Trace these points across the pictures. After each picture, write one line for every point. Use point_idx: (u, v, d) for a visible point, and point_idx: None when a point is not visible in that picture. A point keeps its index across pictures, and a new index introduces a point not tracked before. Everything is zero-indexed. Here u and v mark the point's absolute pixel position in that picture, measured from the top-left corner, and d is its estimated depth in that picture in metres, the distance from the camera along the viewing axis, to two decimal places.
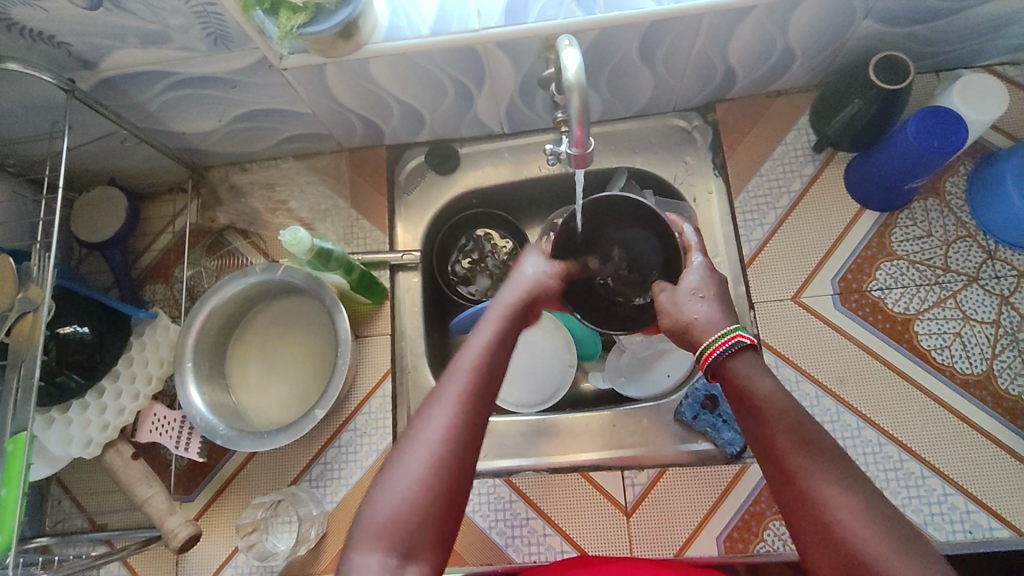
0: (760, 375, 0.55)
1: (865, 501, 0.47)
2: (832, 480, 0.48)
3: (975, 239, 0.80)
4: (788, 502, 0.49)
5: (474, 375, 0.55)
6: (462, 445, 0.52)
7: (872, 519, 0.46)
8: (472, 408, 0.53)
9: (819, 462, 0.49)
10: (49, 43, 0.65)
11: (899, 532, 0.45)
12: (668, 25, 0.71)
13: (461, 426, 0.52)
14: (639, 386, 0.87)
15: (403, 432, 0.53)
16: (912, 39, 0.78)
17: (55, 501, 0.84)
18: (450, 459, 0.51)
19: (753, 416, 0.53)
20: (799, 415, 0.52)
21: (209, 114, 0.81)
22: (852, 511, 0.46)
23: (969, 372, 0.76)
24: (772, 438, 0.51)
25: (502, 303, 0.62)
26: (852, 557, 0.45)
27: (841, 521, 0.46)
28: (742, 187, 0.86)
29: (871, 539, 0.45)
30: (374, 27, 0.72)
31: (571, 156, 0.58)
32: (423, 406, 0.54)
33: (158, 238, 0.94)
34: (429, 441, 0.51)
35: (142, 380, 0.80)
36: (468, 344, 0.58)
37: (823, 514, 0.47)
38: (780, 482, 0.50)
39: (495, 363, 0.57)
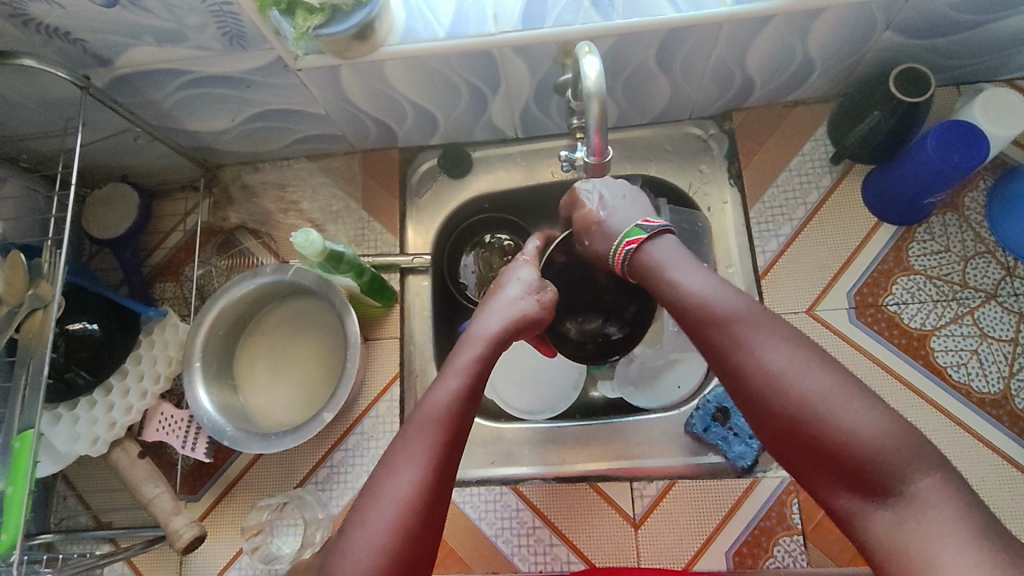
0: (683, 265, 0.59)
1: (797, 350, 0.50)
2: (761, 339, 0.51)
3: (994, 255, 0.79)
4: (729, 373, 0.52)
5: (444, 422, 0.52)
6: (428, 510, 0.48)
7: (805, 364, 0.49)
8: (438, 462, 0.50)
9: (749, 328, 0.52)
10: (65, 39, 0.65)
11: (828, 372, 0.48)
12: (686, 33, 0.71)
13: (429, 483, 0.49)
14: (650, 397, 0.86)
15: (363, 495, 0.49)
16: (934, 51, 0.77)
17: (60, 498, 0.83)
18: (421, 517, 0.48)
19: (684, 305, 0.57)
20: (722, 293, 0.55)
21: (222, 113, 0.81)
22: (787, 361, 0.49)
23: (986, 390, 0.75)
24: (703, 318, 0.55)
25: (479, 347, 0.58)
26: (791, 410, 0.48)
27: (776, 374, 0.49)
28: (758, 197, 0.85)
29: (807, 383, 0.48)
30: (390, 29, 0.71)
31: (589, 165, 0.58)
32: (386, 462, 0.50)
33: (169, 236, 0.94)
34: (395, 503, 0.47)
35: (150, 378, 0.80)
36: (437, 387, 0.54)
37: (759, 373, 0.50)
38: (719, 357, 0.53)
39: (464, 410, 0.53)
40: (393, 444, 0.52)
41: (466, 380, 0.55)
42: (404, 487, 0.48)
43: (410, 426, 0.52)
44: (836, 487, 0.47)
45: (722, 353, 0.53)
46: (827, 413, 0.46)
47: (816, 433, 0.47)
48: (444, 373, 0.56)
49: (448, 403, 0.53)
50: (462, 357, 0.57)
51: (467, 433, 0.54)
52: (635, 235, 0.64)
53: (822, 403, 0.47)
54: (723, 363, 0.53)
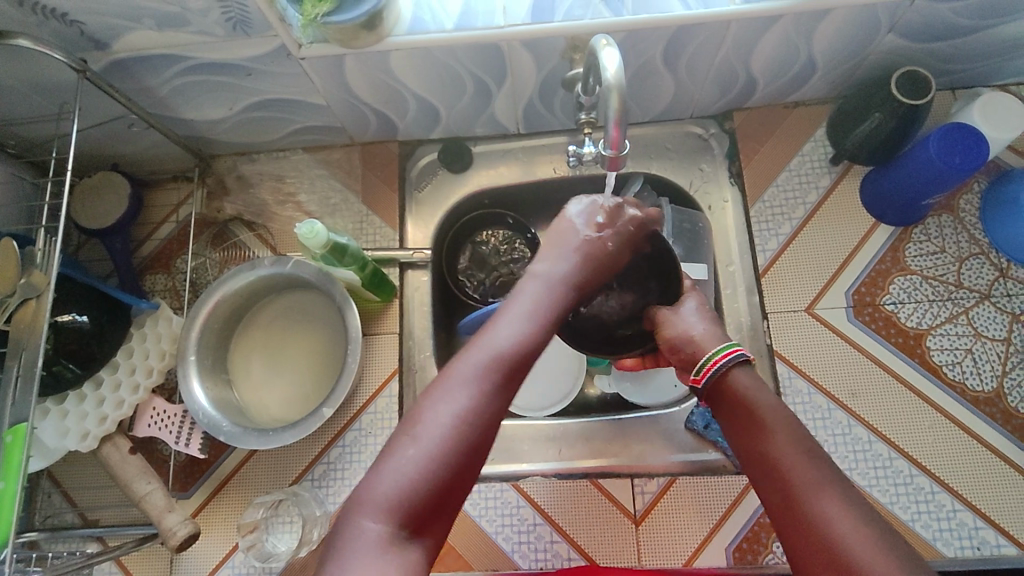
0: (766, 400, 0.57)
1: (861, 515, 0.48)
2: (839, 491, 0.49)
3: (987, 256, 0.81)
4: (785, 520, 0.50)
5: (505, 350, 0.52)
6: (474, 433, 0.48)
7: (879, 538, 0.47)
8: (490, 391, 0.50)
9: (829, 484, 0.50)
10: (62, 21, 0.63)
11: (887, 540, 0.46)
12: (694, 31, 0.71)
13: (482, 401, 0.49)
14: (648, 394, 0.86)
15: (413, 407, 0.50)
16: (933, 55, 0.79)
17: (45, 495, 0.81)
18: (469, 436, 0.48)
19: (751, 438, 0.55)
20: (802, 432, 0.54)
21: (220, 101, 0.79)
22: (852, 523, 0.47)
23: (980, 389, 0.77)
24: (769, 447, 0.53)
25: (544, 276, 0.58)
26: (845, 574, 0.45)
27: (838, 530, 0.47)
28: (759, 196, 0.86)
29: (876, 555, 0.45)
30: (397, 20, 0.71)
31: (605, 160, 0.56)
32: (437, 382, 0.51)
33: (160, 227, 0.91)
34: (443, 420, 0.48)
35: (143, 371, 0.78)
36: (499, 320, 0.55)
37: (823, 526, 0.48)
38: (778, 495, 0.51)
39: (532, 342, 0.54)
40: (451, 363, 0.52)
41: (533, 325, 0.55)
42: (456, 404, 0.49)
43: (476, 346, 0.53)
44: None
45: (783, 491, 0.51)
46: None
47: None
48: (514, 307, 0.56)
49: (515, 339, 0.53)
50: (535, 292, 0.57)
51: (527, 371, 0.53)
52: (724, 353, 0.60)
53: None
54: (779, 501, 0.51)
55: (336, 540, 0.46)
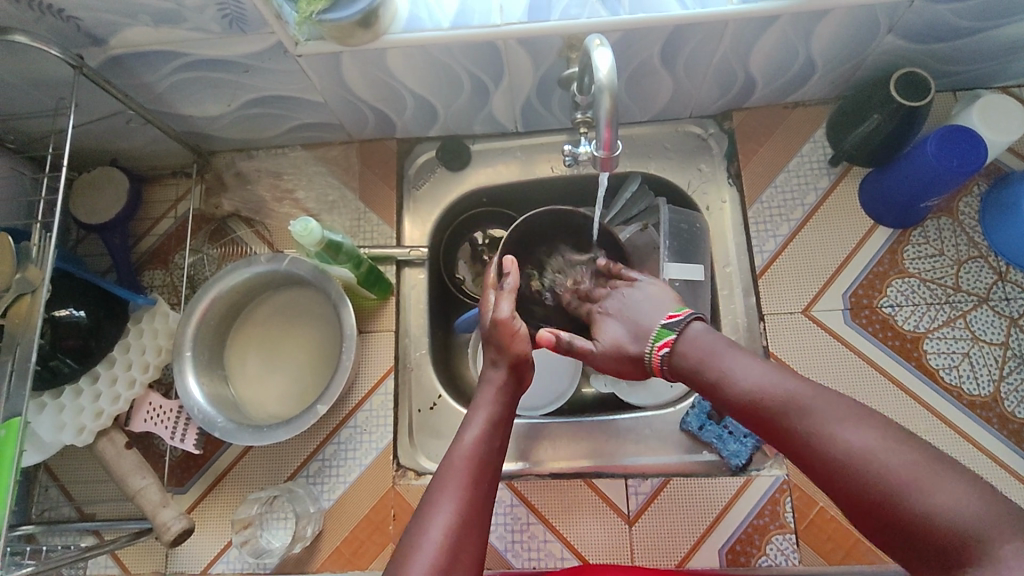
0: (726, 354, 0.59)
1: (862, 426, 0.49)
2: (827, 413, 0.51)
3: (986, 260, 0.80)
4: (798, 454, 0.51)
5: (472, 458, 0.58)
6: (463, 550, 0.52)
7: (885, 440, 0.47)
8: (469, 505, 0.55)
9: (816, 409, 0.51)
10: (58, 16, 0.63)
11: (890, 439, 0.47)
12: (692, 31, 0.70)
13: (463, 520, 0.54)
14: (643, 395, 0.86)
15: (407, 530, 0.54)
16: (934, 56, 0.78)
17: (41, 489, 0.81)
18: (458, 553, 0.52)
19: (735, 397, 0.57)
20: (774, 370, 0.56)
21: (217, 98, 0.79)
22: (852, 437, 0.48)
23: (976, 393, 0.76)
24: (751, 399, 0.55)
25: (494, 389, 0.65)
26: (868, 493, 0.46)
27: (849, 446, 0.48)
28: (757, 197, 0.85)
29: (888, 458, 0.46)
30: (393, 18, 0.70)
31: (598, 160, 0.58)
32: (423, 504, 0.55)
33: (159, 223, 0.92)
34: (434, 542, 0.52)
35: (139, 367, 0.78)
36: (464, 429, 0.61)
37: (836, 452, 0.48)
38: (786, 442, 0.53)
39: (491, 450, 0.59)
40: (430, 486, 0.57)
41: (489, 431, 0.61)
42: (439, 531, 0.52)
43: (446, 467, 0.58)
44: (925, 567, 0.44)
45: (786, 428, 0.52)
46: (912, 492, 0.45)
47: (901, 516, 0.45)
48: (470, 419, 0.62)
49: (476, 447, 0.59)
50: (485, 400, 0.64)
51: (493, 482, 0.58)
52: (664, 337, 0.64)
53: (899, 479, 0.45)
54: (787, 438, 0.52)
55: None
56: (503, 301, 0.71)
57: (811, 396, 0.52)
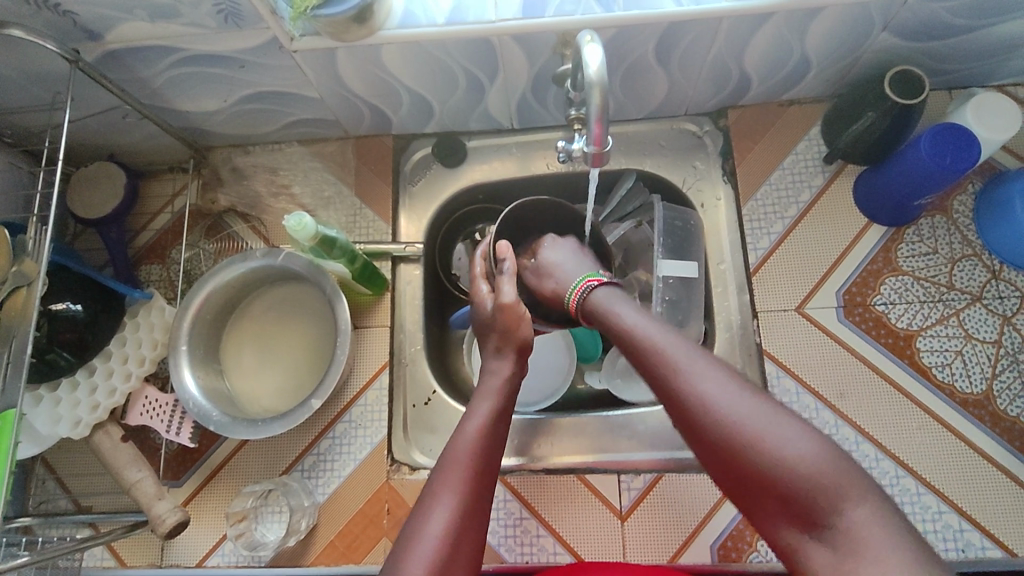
0: (629, 312, 0.60)
1: (726, 380, 0.52)
2: (700, 368, 0.53)
3: (980, 258, 0.80)
4: (664, 401, 0.54)
5: (473, 452, 0.58)
6: (462, 549, 0.52)
7: (741, 393, 0.51)
8: (469, 501, 0.55)
9: (689, 361, 0.53)
10: (54, 11, 0.63)
11: (754, 396, 0.50)
12: (686, 28, 0.70)
13: (462, 516, 0.54)
14: (637, 391, 0.86)
15: (406, 528, 0.53)
16: (928, 54, 0.78)
17: (38, 481, 0.82)
18: (456, 549, 0.52)
19: (626, 344, 0.59)
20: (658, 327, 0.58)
21: (214, 93, 0.79)
22: (722, 391, 0.51)
23: (969, 391, 0.76)
24: (639, 347, 0.57)
25: (500, 379, 0.65)
26: (724, 439, 0.49)
27: (712, 399, 0.50)
28: (752, 194, 0.85)
29: (742, 409, 0.49)
30: (388, 14, 0.71)
31: (588, 155, 0.58)
32: (420, 502, 0.55)
33: (156, 218, 0.92)
34: (432, 540, 0.52)
35: (135, 361, 0.79)
36: (464, 423, 0.60)
37: (701, 401, 0.51)
38: (659, 389, 0.55)
39: (491, 446, 0.59)
40: (429, 481, 0.56)
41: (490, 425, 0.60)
42: (437, 523, 0.53)
43: (446, 459, 0.58)
44: (767, 514, 0.48)
45: (660, 379, 0.54)
46: (766, 444, 0.48)
47: (753, 461, 0.48)
48: (474, 411, 0.62)
49: (478, 442, 0.58)
50: (489, 391, 0.64)
51: (493, 474, 0.59)
52: (595, 276, 0.67)
53: (755, 432, 0.48)
54: (658, 389, 0.55)
55: None
56: (506, 286, 0.68)
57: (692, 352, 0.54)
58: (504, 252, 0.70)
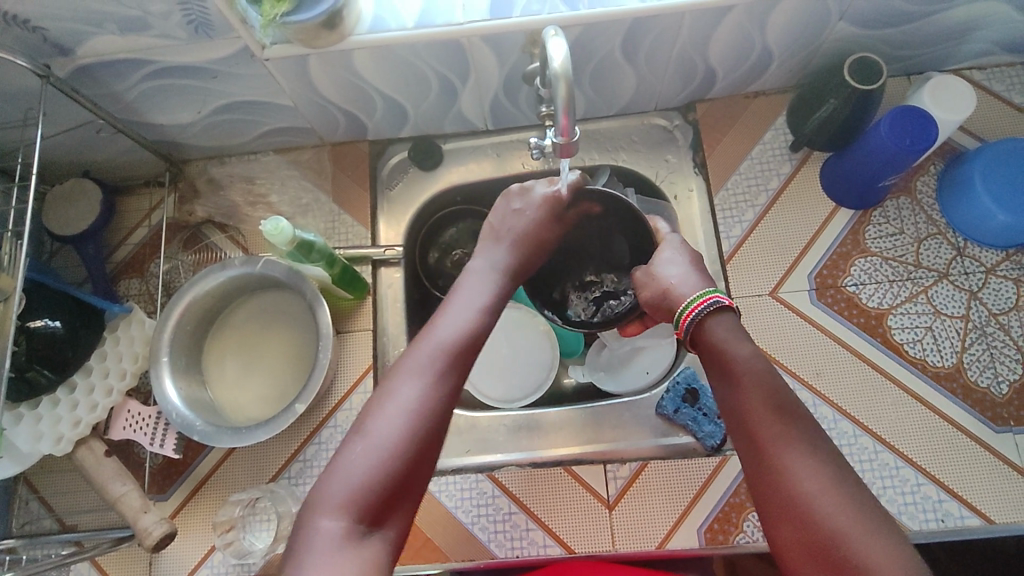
0: (733, 343, 0.58)
1: (829, 468, 0.50)
2: (799, 449, 0.51)
3: (945, 236, 0.83)
4: (755, 468, 0.52)
5: (448, 339, 0.58)
6: (429, 423, 0.53)
7: (849, 494, 0.49)
8: (441, 381, 0.55)
9: (793, 433, 0.52)
10: (23, 27, 0.64)
11: (847, 486, 0.49)
12: (650, 23, 0.72)
13: (432, 393, 0.54)
14: (619, 382, 0.88)
15: (374, 400, 0.54)
16: (885, 42, 0.81)
17: (22, 502, 0.81)
18: (421, 426, 0.53)
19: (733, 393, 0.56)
20: (772, 380, 0.55)
21: (188, 105, 0.80)
22: (819, 481, 0.49)
23: (941, 365, 0.78)
24: (741, 403, 0.55)
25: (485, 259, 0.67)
26: (816, 532, 0.48)
27: (810, 488, 0.49)
28: (723, 184, 0.87)
29: (841, 510, 0.48)
30: (358, 19, 0.72)
31: (557, 146, 0.59)
32: (390, 379, 0.56)
33: (133, 232, 0.92)
34: (399, 412, 0.53)
35: (116, 375, 0.79)
36: (444, 312, 0.61)
37: (793, 481, 0.50)
38: (752, 457, 0.53)
39: (470, 335, 0.59)
40: (400, 364, 0.57)
41: (475, 320, 0.61)
42: (410, 396, 0.54)
43: (427, 338, 0.59)
44: None
45: (756, 445, 0.53)
46: (850, 545, 0.46)
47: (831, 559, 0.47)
48: (455, 303, 0.62)
49: (458, 329, 0.59)
50: (477, 282, 0.65)
51: (471, 359, 0.59)
52: (712, 299, 0.61)
53: (844, 532, 0.47)
54: (755, 454, 0.53)
55: (297, 539, 0.49)
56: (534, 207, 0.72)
57: (797, 423, 0.52)
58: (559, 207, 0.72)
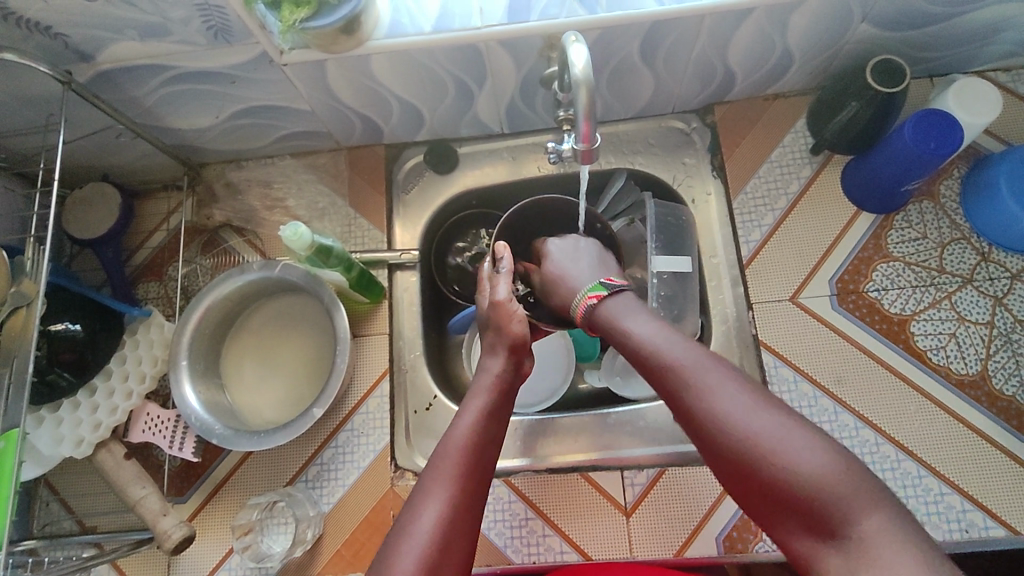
0: (631, 310, 0.62)
1: (740, 391, 0.51)
2: (710, 381, 0.52)
3: (969, 241, 0.81)
4: (680, 414, 0.53)
5: (464, 448, 0.58)
6: (451, 544, 0.52)
7: (760, 410, 0.49)
8: (462, 495, 0.55)
9: (695, 370, 0.53)
10: (46, 34, 0.64)
11: (754, 402, 0.50)
12: (670, 26, 0.71)
13: (454, 513, 0.53)
14: (637, 387, 0.86)
15: (398, 520, 0.54)
16: (908, 43, 0.79)
17: (42, 503, 0.82)
18: (446, 548, 0.52)
19: (639, 358, 0.58)
20: (672, 337, 0.57)
21: (206, 110, 0.80)
22: (735, 404, 0.50)
23: (965, 372, 0.77)
24: (653, 363, 0.56)
25: (493, 376, 0.65)
26: (738, 449, 0.48)
27: (726, 412, 0.50)
28: (742, 187, 0.86)
29: (759, 425, 0.48)
30: (376, 24, 0.71)
31: (579, 152, 0.59)
32: (412, 496, 0.55)
33: (152, 236, 0.92)
34: (422, 534, 0.52)
35: (136, 378, 0.79)
36: (458, 417, 0.61)
37: (711, 414, 0.50)
38: (675, 404, 0.54)
39: (485, 443, 0.59)
40: (420, 480, 0.56)
41: (486, 425, 0.60)
42: (431, 518, 0.52)
43: (438, 457, 0.57)
44: (791, 530, 0.46)
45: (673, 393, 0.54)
46: (775, 452, 0.47)
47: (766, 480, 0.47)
48: (466, 408, 0.62)
49: (469, 437, 0.58)
50: (483, 391, 0.64)
51: (488, 468, 0.58)
52: (596, 290, 0.65)
53: (766, 441, 0.47)
54: (675, 402, 0.54)
55: None
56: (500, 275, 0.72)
57: (699, 361, 0.54)
58: (502, 252, 0.72)
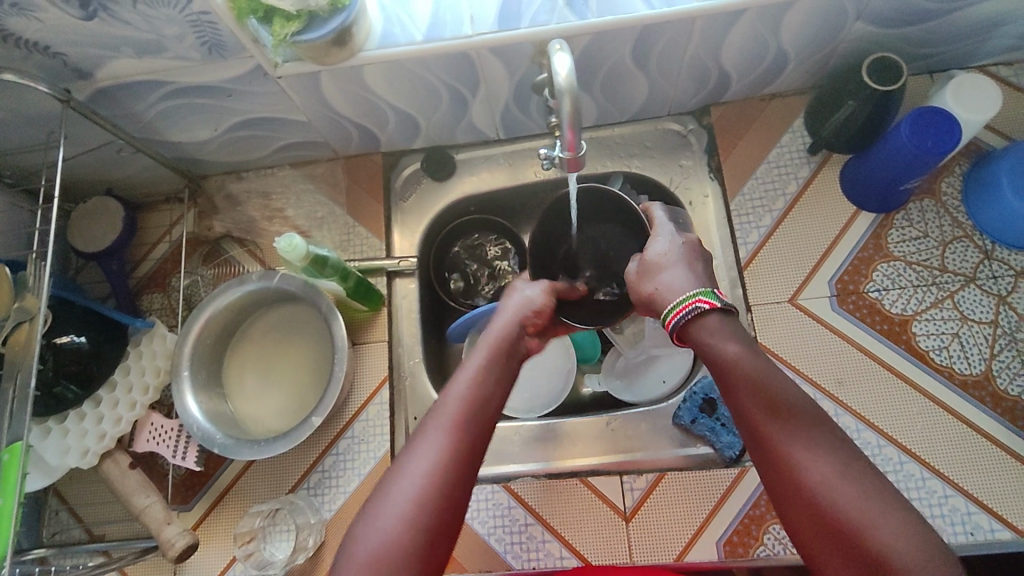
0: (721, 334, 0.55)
1: (833, 455, 0.47)
2: (805, 439, 0.49)
3: (972, 239, 0.80)
4: (762, 461, 0.50)
5: (463, 403, 0.54)
6: (445, 506, 0.49)
7: (851, 477, 0.46)
8: (458, 444, 0.51)
9: (789, 421, 0.50)
10: (45, 53, 0.65)
11: (852, 466, 0.47)
12: (661, 30, 0.71)
13: (450, 466, 0.50)
14: (637, 391, 0.87)
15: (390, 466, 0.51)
16: (904, 40, 0.78)
17: (52, 512, 0.83)
18: (435, 498, 0.49)
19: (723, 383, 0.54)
20: (767, 372, 0.53)
21: (205, 123, 0.81)
22: (830, 470, 0.47)
23: (968, 372, 0.76)
24: (741, 400, 0.52)
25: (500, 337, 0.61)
26: (830, 516, 0.45)
27: (817, 474, 0.47)
28: (738, 188, 0.86)
29: (846, 494, 0.45)
30: (368, 34, 0.72)
31: (564, 160, 0.60)
32: (410, 439, 0.52)
33: (155, 248, 0.94)
34: (411, 482, 0.49)
35: (138, 389, 0.80)
36: (459, 371, 0.57)
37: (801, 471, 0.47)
38: (761, 450, 0.50)
39: (490, 394, 0.56)
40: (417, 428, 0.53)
41: (487, 384, 0.57)
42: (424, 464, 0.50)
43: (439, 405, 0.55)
44: None
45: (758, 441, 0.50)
46: (865, 526, 0.44)
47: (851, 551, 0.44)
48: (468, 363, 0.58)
49: (470, 392, 0.55)
50: (486, 347, 0.60)
51: (490, 421, 0.55)
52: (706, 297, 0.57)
53: (858, 514, 0.45)
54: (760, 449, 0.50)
55: None
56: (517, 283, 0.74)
57: (802, 414, 0.50)
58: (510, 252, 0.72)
